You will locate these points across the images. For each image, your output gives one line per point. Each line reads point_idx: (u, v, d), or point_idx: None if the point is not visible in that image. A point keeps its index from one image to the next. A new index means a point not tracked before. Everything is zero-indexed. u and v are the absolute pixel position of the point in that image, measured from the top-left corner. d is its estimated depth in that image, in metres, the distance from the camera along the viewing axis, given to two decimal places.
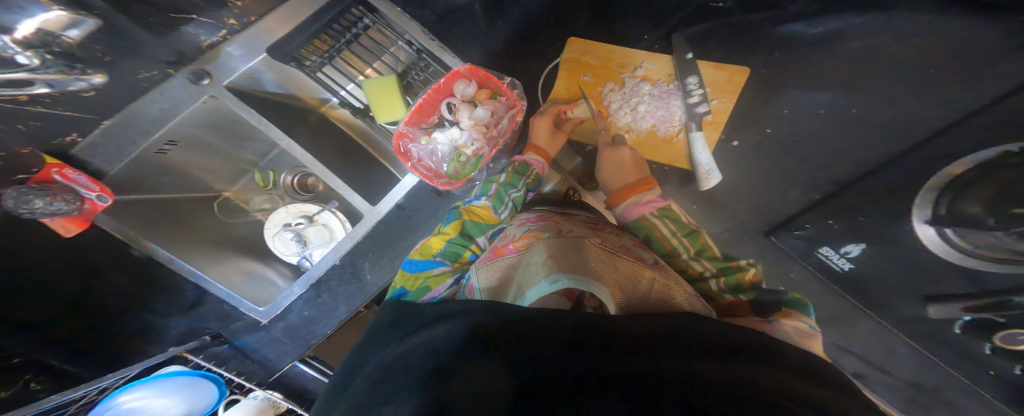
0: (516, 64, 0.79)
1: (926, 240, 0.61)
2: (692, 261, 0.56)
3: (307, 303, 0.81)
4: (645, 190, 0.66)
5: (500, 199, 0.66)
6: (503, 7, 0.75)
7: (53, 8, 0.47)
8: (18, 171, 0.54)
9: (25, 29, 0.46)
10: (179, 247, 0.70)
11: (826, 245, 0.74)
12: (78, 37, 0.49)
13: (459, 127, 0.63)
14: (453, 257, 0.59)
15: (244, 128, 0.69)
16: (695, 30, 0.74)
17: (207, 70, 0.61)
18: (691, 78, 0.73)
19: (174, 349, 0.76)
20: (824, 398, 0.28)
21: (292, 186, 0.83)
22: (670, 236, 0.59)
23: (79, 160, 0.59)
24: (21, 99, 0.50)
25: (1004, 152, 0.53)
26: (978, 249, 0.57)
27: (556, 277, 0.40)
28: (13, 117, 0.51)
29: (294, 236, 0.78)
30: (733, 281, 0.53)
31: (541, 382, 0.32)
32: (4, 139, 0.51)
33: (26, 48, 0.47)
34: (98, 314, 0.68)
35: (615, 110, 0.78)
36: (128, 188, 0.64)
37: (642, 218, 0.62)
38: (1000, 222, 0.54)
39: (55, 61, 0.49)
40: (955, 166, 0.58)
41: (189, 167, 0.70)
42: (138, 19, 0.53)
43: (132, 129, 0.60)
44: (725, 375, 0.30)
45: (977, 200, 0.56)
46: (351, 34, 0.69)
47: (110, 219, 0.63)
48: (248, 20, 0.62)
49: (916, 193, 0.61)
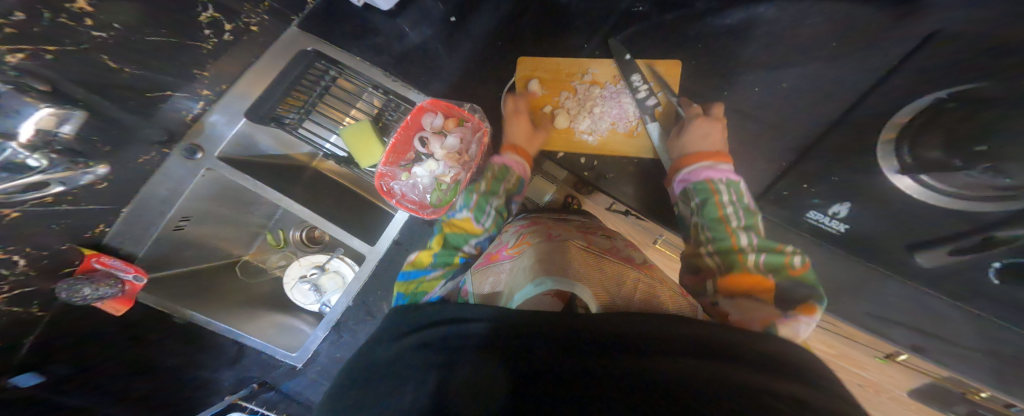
0: (473, 89, 0.83)
1: (908, 191, 0.55)
2: (741, 232, 0.54)
3: (333, 344, 0.89)
4: (721, 160, 0.61)
5: (481, 208, 0.63)
6: (454, 41, 0.83)
7: (41, 105, 0.45)
8: (63, 267, 0.58)
9: (27, 133, 0.44)
10: (212, 310, 0.76)
11: (812, 209, 0.64)
12: (71, 131, 0.49)
13: (434, 159, 0.68)
14: (443, 265, 0.58)
15: (246, 194, 0.75)
16: (630, 31, 0.77)
17: (198, 144, 0.66)
18: (634, 76, 0.72)
19: (229, 397, 0.86)
20: (817, 393, 0.28)
21: (301, 240, 0.89)
22: (727, 203, 0.57)
23: (111, 247, 0.64)
24: (47, 201, 0.50)
25: (937, 101, 0.53)
26: (960, 189, 0.52)
27: (541, 280, 0.43)
28: (51, 219, 0.53)
29: (311, 286, 0.87)
30: (772, 260, 0.51)
31: (535, 372, 0.32)
32: (49, 240, 0.54)
33: (33, 150, 0.45)
34: (160, 377, 0.74)
35: (575, 116, 0.75)
36: (157, 266, 0.69)
37: (711, 182, 0.59)
38: (967, 161, 0.49)
39: (60, 160, 0.49)
40: (899, 117, 0.56)
41: (206, 238, 0.76)
42: (118, 103, 0.54)
43: (146, 212, 0.65)
44: (727, 374, 0.29)
45: (935, 142, 0.52)
46: (321, 88, 0.74)
47: (150, 295, 0.68)
48: (219, 88, 0.67)
49: (876, 147, 0.57)
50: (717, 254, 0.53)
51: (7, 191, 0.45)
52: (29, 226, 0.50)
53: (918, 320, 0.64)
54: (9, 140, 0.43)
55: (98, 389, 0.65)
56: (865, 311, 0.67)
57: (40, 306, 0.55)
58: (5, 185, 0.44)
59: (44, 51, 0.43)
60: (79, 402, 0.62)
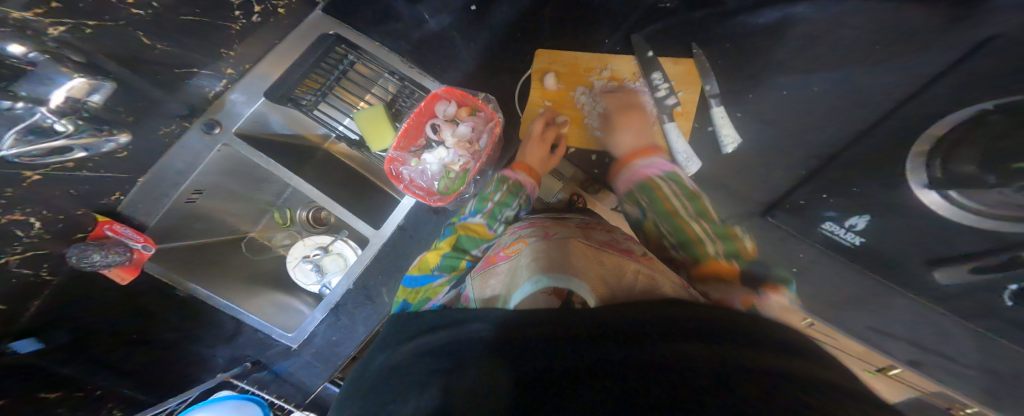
0: (489, 81, 0.84)
1: (935, 205, 0.56)
2: (693, 220, 0.57)
3: (331, 326, 0.89)
4: (652, 155, 0.67)
5: (494, 216, 0.66)
6: (473, 30, 0.82)
7: (74, 75, 0.47)
8: (77, 231, 0.59)
9: (58, 99, 0.45)
10: (214, 285, 0.77)
11: (829, 220, 0.63)
12: (100, 100, 0.50)
13: (444, 146, 0.69)
14: (450, 269, 0.60)
15: (257, 171, 0.75)
16: (655, 28, 0.75)
17: (217, 119, 0.68)
18: (655, 74, 0.73)
19: (221, 374, 0.83)
20: (828, 374, 0.27)
21: (306, 221, 0.90)
22: (671, 197, 0.60)
23: (125, 214, 0.65)
24: (69, 166, 0.51)
25: (977, 112, 0.53)
26: (985, 206, 0.54)
27: (538, 277, 0.41)
28: (71, 183, 0.54)
29: (313, 267, 0.87)
30: (730, 247, 0.54)
31: (542, 371, 0.31)
32: (64, 205, 0.55)
33: (61, 116, 0.46)
34: (157, 349, 0.73)
35: (591, 112, 0.77)
36: (166, 236, 0.70)
37: (648, 180, 0.63)
38: (1001, 178, 0.49)
39: (87, 126, 0.50)
40: (936, 129, 0.56)
41: (217, 212, 0.77)
42: (147, 76, 0.55)
43: (161, 183, 0.66)
44: (728, 356, 0.28)
45: (970, 157, 0.52)
46: (339, 72, 0.75)
47: (156, 265, 0.69)
48: (242, 67, 0.68)
49: (908, 156, 0.58)
50: (681, 247, 0.56)
51: (31, 154, 0.45)
52: (50, 188, 0.52)
53: (926, 335, 0.64)
54: (40, 106, 0.44)
55: (93, 362, 0.64)
56: (865, 324, 0.66)
57: (48, 271, 0.56)
58: (29, 147, 0.44)
59: (85, 25, 0.46)
60: (71, 373, 0.62)
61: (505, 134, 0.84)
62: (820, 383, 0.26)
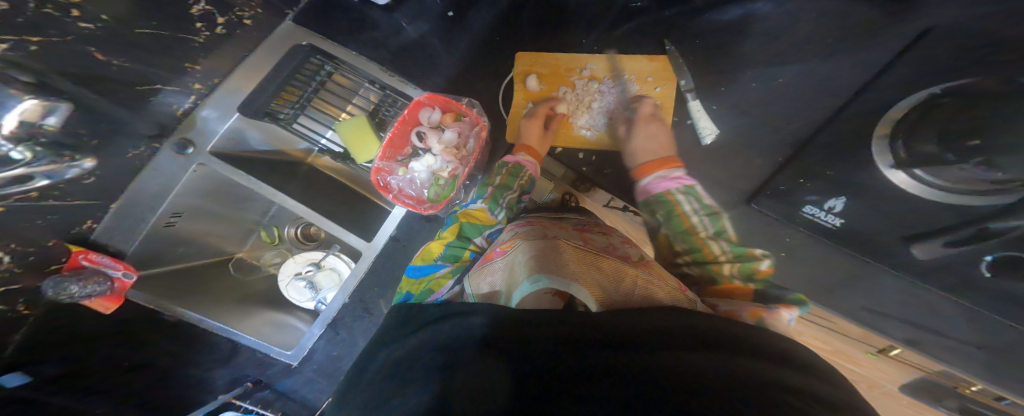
0: (472, 85, 0.83)
1: (903, 185, 0.57)
2: (711, 241, 0.59)
3: (331, 342, 0.89)
4: (672, 167, 0.65)
5: (496, 200, 0.66)
6: (453, 35, 0.82)
7: (25, 97, 0.44)
8: (50, 263, 0.56)
9: (11, 125, 0.43)
10: (205, 309, 0.74)
11: (809, 203, 0.64)
12: (57, 123, 0.47)
13: (432, 154, 0.67)
14: (454, 259, 0.61)
15: (239, 191, 0.74)
16: (631, 26, 0.76)
17: (189, 138, 0.65)
18: (629, 73, 0.74)
19: (222, 395, 0.83)
20: (815, 387, 0.29)
21: (296, 237, 0.88)
22: (691, 214, 0.61)
23: (99, 244, 0.62)
24: (32, 195, 0.49)
25: (929, 96, 0.53)
26: (952, 182, 0.54)
27: (537, 277, 0.42)
28: (36, 214, 0.51)
29: (306, 284, 0.86)
30: (746, 269, 0.55)
31: (539, 372, 0.32)
32: (34, 236, 0.52)
33: (18, 143, 0.45)
34: (153, 376, 0.72)
35: (573, 112, 0.75)
36: (148, 263, 0.67)
37: (667, 193, 0.63)
38: (959, 155, 0.50)
39: (46, 152, 0.48)
40: (894, 112, 0.56)
41: (198, 235, 0.74)
42: (108, 95, 0.52)
43: (136, 209, 0.63)
44: (727, 370, 0.29)
45: (929, 136, 0.53)
46: (316, 83, 0.72)
47: (141, 293, 0.67)
48: (211, 81, 0.65)
49: (870, 142, 0.58)
50: (695, 265, 0.59)
51: None
52: (14, 221, 0.49)
53: (914, 313, 0.66)
54: None
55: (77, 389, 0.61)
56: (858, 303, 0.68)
57: (26, 304, 0.53)
58: None
59: (28, 42, 0.42)
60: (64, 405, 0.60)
61: (492, 138, 0.83)
62: (815, 402, 0.27)
